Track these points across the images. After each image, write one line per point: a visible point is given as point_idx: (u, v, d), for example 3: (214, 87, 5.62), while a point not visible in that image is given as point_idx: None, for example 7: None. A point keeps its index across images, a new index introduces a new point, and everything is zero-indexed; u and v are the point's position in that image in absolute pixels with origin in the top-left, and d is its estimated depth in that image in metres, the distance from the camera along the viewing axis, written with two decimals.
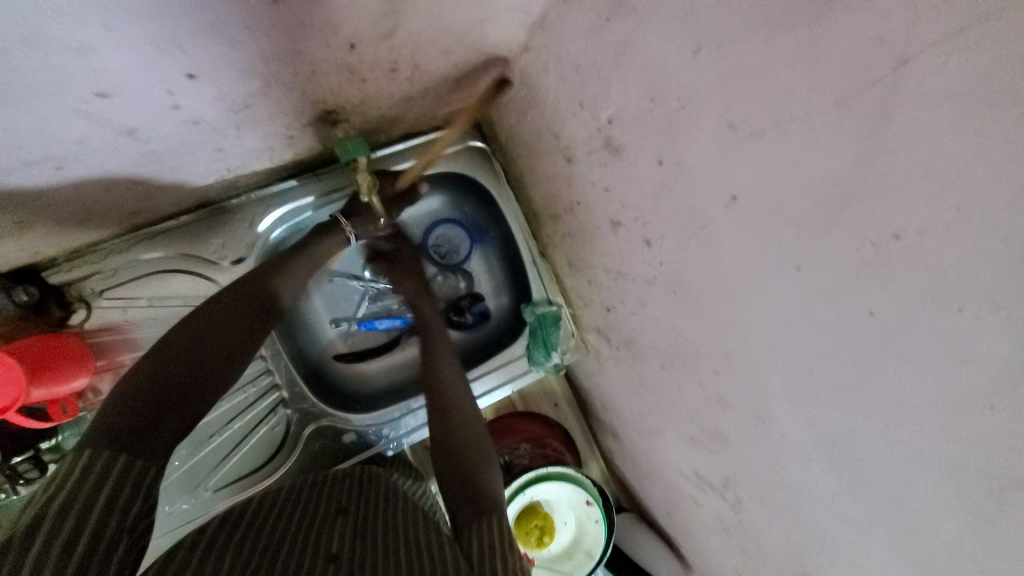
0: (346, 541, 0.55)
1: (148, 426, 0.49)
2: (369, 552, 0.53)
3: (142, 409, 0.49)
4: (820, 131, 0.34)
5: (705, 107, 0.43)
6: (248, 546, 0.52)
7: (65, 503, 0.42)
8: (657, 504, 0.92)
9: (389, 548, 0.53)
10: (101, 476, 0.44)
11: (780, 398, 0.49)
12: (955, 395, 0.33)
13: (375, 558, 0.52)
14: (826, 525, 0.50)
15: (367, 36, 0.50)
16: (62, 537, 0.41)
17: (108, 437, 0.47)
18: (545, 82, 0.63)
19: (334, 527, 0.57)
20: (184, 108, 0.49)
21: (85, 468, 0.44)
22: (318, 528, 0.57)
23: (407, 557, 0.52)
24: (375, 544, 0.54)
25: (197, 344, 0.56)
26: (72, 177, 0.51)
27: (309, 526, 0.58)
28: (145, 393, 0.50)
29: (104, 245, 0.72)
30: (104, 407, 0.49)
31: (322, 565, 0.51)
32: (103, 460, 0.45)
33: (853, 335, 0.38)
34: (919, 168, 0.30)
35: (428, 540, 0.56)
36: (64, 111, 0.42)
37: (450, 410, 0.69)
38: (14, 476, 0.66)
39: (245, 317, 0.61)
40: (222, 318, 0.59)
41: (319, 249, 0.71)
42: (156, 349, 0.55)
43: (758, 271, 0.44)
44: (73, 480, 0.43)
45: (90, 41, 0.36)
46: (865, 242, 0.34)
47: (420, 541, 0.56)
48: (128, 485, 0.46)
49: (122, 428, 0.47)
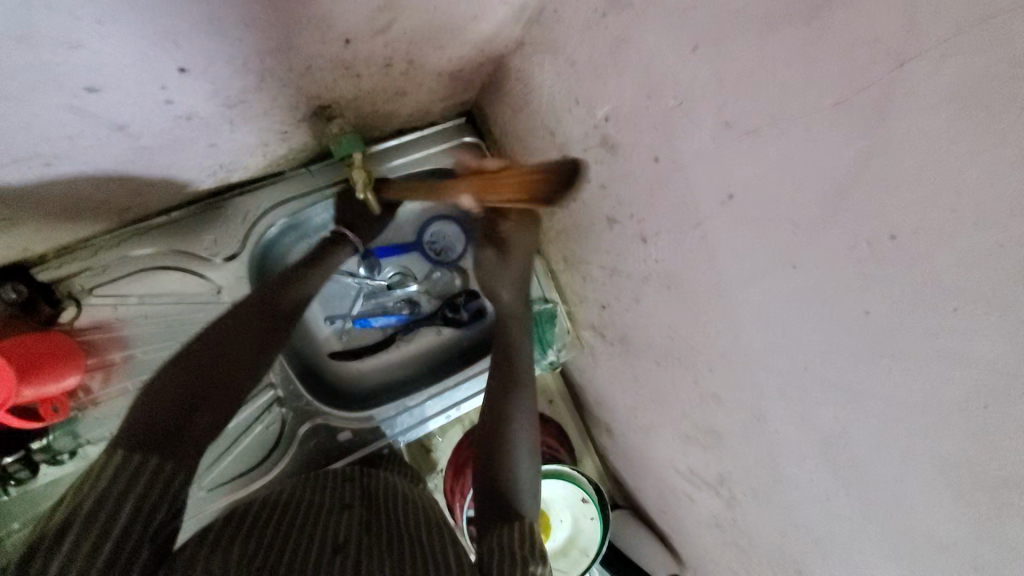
0: (355, 532, 0.56)
1: (175, 433, 0.52)
2: (375, 546, 0.54)
3: (169, 418, 0.53)
4: (817, 129, 0.34)
5: (702, 104, 0.42)
6: (262, 536, 0.53)
7: (95, 508, 0.45)
8: (651, 499, 0.93)
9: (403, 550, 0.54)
10: (131, 480, 0.47)
11: (775, 395, 0.49)
12: (950, 394, 0.33)
13: (379, 553, 0.53)
14: (820, 521, 0.50)
15: (362, 31, 0.50)
16: (91, 538, 0.43)
17: (137, 443, 0.50)
18: (541, 78, 0.63)
19: (342, 518, 0.59)
20: (176, 103, 0.48)
21: (114, 472, 0.47)
22: (328, 520, 0.58)
23: (412, 552, 0.54)
24: (380, 537, 0.56)
25: (221, 353, 0.60)
26: (61, 173, 0.50)
27: (317, 516, 0.59)
28: (168, 400, 0.54)
29: (94, 241, 0.72)
30: (136, 414, 0.53)
31: (328, 554, 0.52)
32: (133, 464, 0.48)
33: (847, 333, 0.38)
34: (916, 168, 0.30)
35: (430, 533, 0.59)
36: (53, 107, 0.41)
37: (504, 389, 0.69)
38: (5, 477, 0.65)
39: (272, 327, 0.65)
40: (250, 328, 0.63)
41: (323, 258, 0.73)
42: (187, 355, 0.58)
43: (754, 270, 0.44)
44: (106, 481, 0.46)
45: (80, 36, 0.36)
46: (862, 241, 0.34)
47: (422, 533, 0.59)
48: (156, 488, 0.48)
49: (150, 436, 0.51)
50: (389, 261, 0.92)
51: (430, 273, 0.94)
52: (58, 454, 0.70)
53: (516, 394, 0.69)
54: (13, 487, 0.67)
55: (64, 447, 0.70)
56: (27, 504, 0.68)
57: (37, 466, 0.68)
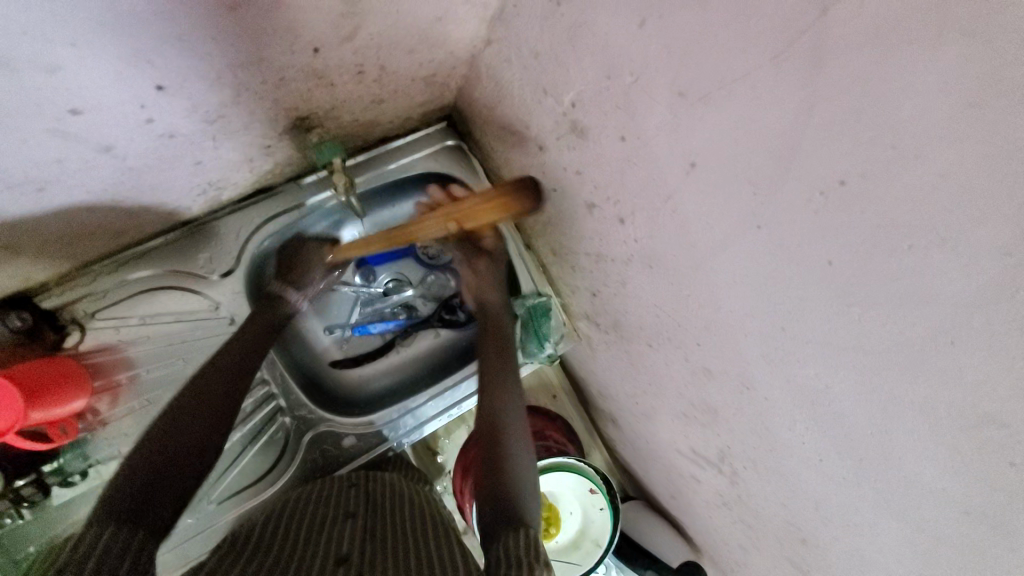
0: (356, 542, 0.57)
1: (152, 492, 0.52)
2: (376, 553, 0.55)
3: (146, 480, 0.53)
4: (761, 87, 0.35)
5: (656, 78, 0.44)
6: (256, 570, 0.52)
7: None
8: (661, 486, 0.93)
9: (404, 557, 0.54)
10: (101, 547, 0.46)
11: (759, 361, 0.49)
12: (914, 336, 0.33)
13: (378, 558, 0.54)
14: (816, 485, 0.50)
15: (329, 40, 0.51)
16: None
17: (112, 512, 0.49)
18: (510, 74, 0.65)
19: (343, 530, 0.59)
20: (157, 121, 0.50)
21: (85, 543, 0.46)
22: (328, 534, 0.59)
23: (413, 560, 0.54)
24: (379, 546, 0.56)
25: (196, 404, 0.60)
26: (54, 200, 0.52)
27: (318, 531, 0.59)
28: (144, 466, 0.54)
29: (91, 268, 0.73)
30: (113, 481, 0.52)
31: (331, 566, 0.52)
32: (106, 533, 0.47)
33: (815, 286, 0.38)
34: (854, 112, 0.31)
35: (427, 539, 0.59)
36: (39, 131, 0.43)
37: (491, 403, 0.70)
38: (18, 500, 0.67)
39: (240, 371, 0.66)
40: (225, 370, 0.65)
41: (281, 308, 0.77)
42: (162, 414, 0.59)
43: (723, 236, 0.45)
44: (74, 554, 0.45)
45: (57, 59, 0.38)
46: (815, 191, 0.35)
47: (421, 538, 0.59)
48: (127, 551, 0.47)
49: (124, 503, 0.50)
50: (384, 268, 0.94)
51: (424, 277, 0.96)
52: (70, 475, 0.72)
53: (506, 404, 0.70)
54: (27, 511, 0.69)
55: (75, 469, 0.72)
56: (42, 525, 0.70)
57: (49, 488, 0.70)
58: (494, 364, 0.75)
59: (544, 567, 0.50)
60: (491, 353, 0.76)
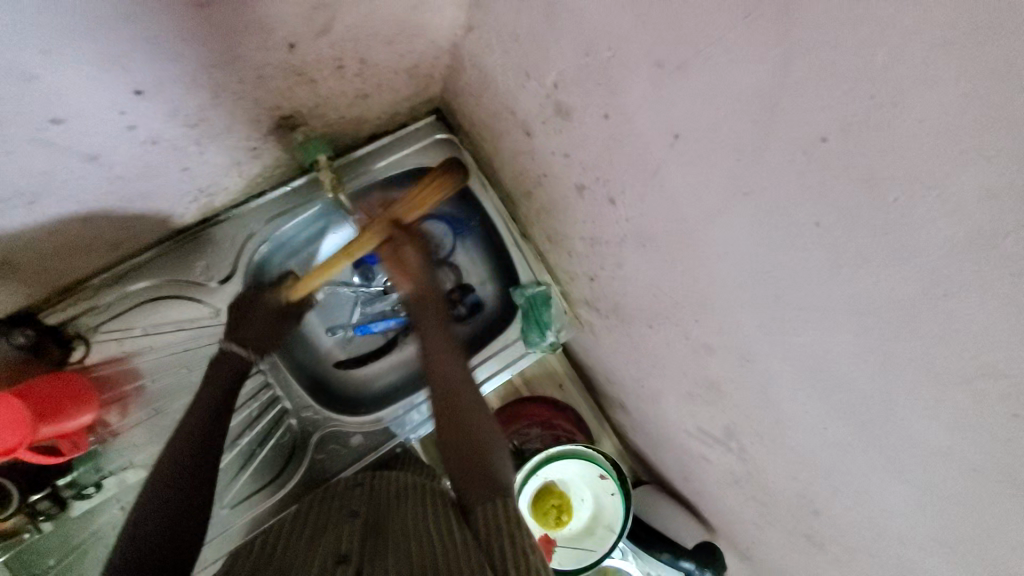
0: (358, 540, 0.56)
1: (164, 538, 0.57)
2: (377, 551, 0.54)
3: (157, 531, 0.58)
4: (736, 48, 0.34)
5: (632, 50, 0.43)
6: None
7: None
8: (672, 469, 0.92)
9: (403, 545, 0.54)
10: None
11: (758, 332, 0.48)
12: (907, 290, 0.32)
13: (378, 554, 0.53)
14: (823, 455, 0.49)
15: (305, 34, 0.51)
16: None
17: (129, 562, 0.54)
18: (492, 60, 0.64)
19: (344, 531, 0.59)
20: (139, 127, 0.51)
21: None
22: (330, 534, 0.59)
23: (412, 550, 0.53)
24: (380, 542, 0.55)
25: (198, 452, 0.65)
26: (47, 212, 0.53)
27: (320, 535, 0.59)
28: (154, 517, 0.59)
29: (93, 281, 0.74)
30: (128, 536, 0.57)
31: (329, 566, 0.52)
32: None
33: (807, 248, 0.38)
34: (829, 64, 0.30)
35: (429, 526, 0.58)
36: (22, 142, 0.44)
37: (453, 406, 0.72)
38: (35, 514, 0.68)
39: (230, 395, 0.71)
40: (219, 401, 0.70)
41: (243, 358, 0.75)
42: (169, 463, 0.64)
43: (712, 207, 0.44)
44: None
45: (31, 67, 0.38)
46: (798, 150, 0.34)
47: (423, 525, 0.58)
48: None
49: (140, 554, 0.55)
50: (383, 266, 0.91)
51: None
52: (84, 488, 0.73)
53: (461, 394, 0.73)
54: (43, 525, 0.70)
55: (90, 481, 0.74)
56: (59, 537, 0.72)
57: (65, 501, 0.71)
58: (438, 353, 0.77)
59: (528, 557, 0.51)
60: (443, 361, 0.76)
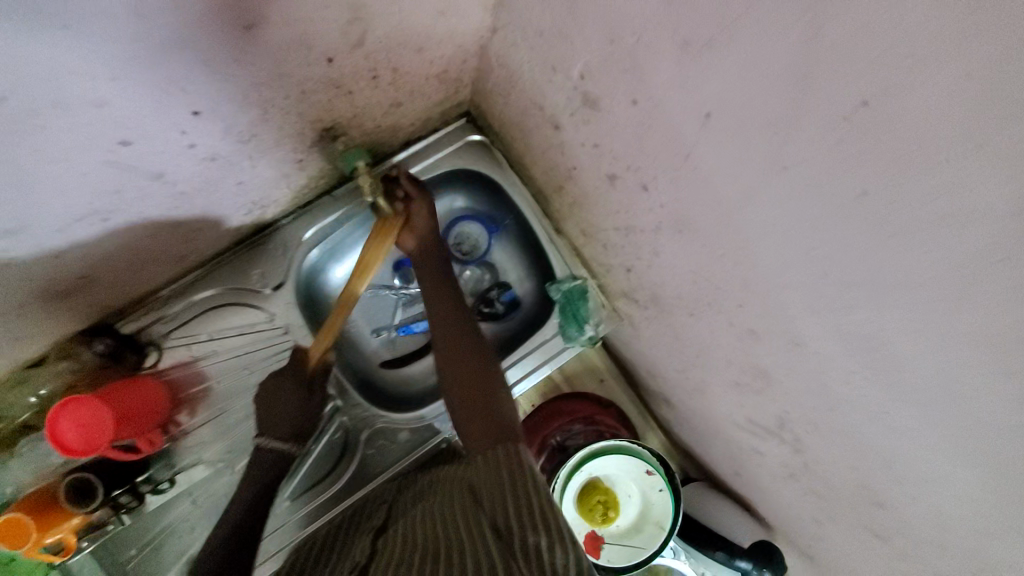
0: (370, 545, 0.62)
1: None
2: (389, 541, 0.59)
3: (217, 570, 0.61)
4: (765, 19, 0.34)
5: (658, 32, 0.43)
6: None
7: None
8: (722, 463, 0.89)
9: (408, 528, 0.59)
10: None
11: (805, 313, 0.46)
12: (965, 257, 0.30)
13: (394, 542, 0.58)
14: (884, 441, 0.46)
15: (342, 48, 0.54)
16: None
17: None
18: (519, 57, 0.65)
19: (362, 542, 0.64)
20: (198, 145, 0.55)
21: None
22: (353, 549, 0.64)
23: (419, 530, 0.57)
24: (390, 533, 0.61)
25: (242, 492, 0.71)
26: (120, 226, 0.58)
27: (345, 552, 0.65)
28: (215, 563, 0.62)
29: (164, 292, 0.81)
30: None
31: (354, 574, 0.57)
32: None
33: (853, 221, 0.36)
34: (864, 25, 0.29)
35: (430, 503, 0.62)
36: (97, 163, 0.48)
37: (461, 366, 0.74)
38: (118, 507, 0.75)
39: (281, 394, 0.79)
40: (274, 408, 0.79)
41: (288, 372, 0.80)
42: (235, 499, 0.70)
43: (750, 185, 0.43)
44: None
45: (104, 94, 0.42)
46: (837, 119, 0.33)
47: (426, 504, 0.62)
48: None
49: None
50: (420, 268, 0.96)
51: (460, 273, 0.96)
52: (160, 483, 0.80)
53: (465, 349, 0.75)
54: (125, 517, 0.77)
55: (164, 477, 0.80)
56: (139, 529, 0.79)
57: (143, 495, 0.78)
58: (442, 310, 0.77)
59: (519, 498, 0.55)
60: (444, 328, 0.77)
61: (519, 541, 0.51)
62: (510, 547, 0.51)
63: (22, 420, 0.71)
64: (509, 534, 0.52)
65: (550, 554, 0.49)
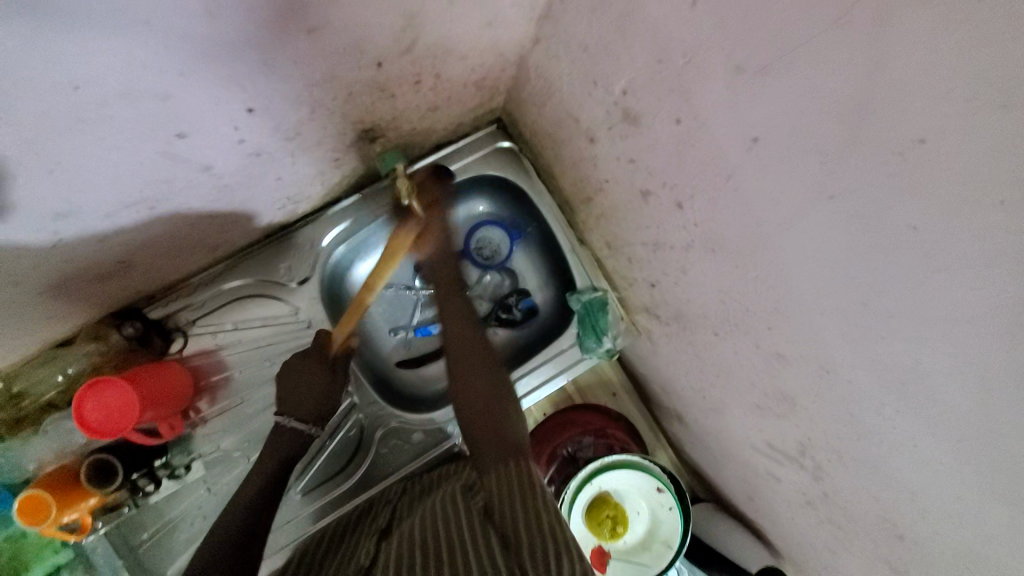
0: (374, 547, 0.61)
1: None
2: (395, 541, 0.59)
3: None
4: (825, 50, 0.34)
5: (710, 55, 0.44)
6: None
7: None
8: (734, 485, 0.89)
9: (413, 528, 0.59)
10: None
11: (839, 341, 0.46)
12: (1017, 299, 0.30)
13: (400, 542, 0.58)
14: (913, 476, 0.46)
15: (391, 53, 0.55)
16: None
17: None
18: (560, 70, 0.66)
19: (367, 543, 0.64)
20: (247, 141, 0.57)
21: None
22: (358, 548, 0.64)
23: (426, 531, 0.57)
24: (395, 536, 0.60)
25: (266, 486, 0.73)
26: (163, 215, 0.60)
27: (350, 550, 0.65)
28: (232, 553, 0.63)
29: (194, 280, 0.82)
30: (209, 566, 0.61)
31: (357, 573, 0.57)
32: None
33: (901, 253, 0.36)
34: (930, 62, 0.29)
35: (438, 506, 0.62)
36: (153, 154, 0.50)
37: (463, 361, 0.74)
38: (135, 489, 0.76)
39: (299, 377, 0.79)
40: (291, 386, 0.78)
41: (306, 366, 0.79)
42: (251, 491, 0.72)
43: (793, 211, 0.43)
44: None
45: (168, 88, 0.44)
46: (892, 152, 0.33)
47: (434, 507, 0.62)
48: None
49: None
50: None
51: (480, 278, 0.96)
52: (176, 469, 0.81)
53: (474, 343, 0.77)
54: (139, 500, 0.79)
55: (180, 463, 0.81)
56: (151, 513, 0.80)
57: (160, 480, 0.79)
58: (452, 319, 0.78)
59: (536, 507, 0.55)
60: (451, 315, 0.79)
61: (526, 548, 0.51)
62: (519, 557, 0.51)
63: (48, 398, 0.72)
64: (517, 544, 0.52)
65: (557, 563, 0.49)
